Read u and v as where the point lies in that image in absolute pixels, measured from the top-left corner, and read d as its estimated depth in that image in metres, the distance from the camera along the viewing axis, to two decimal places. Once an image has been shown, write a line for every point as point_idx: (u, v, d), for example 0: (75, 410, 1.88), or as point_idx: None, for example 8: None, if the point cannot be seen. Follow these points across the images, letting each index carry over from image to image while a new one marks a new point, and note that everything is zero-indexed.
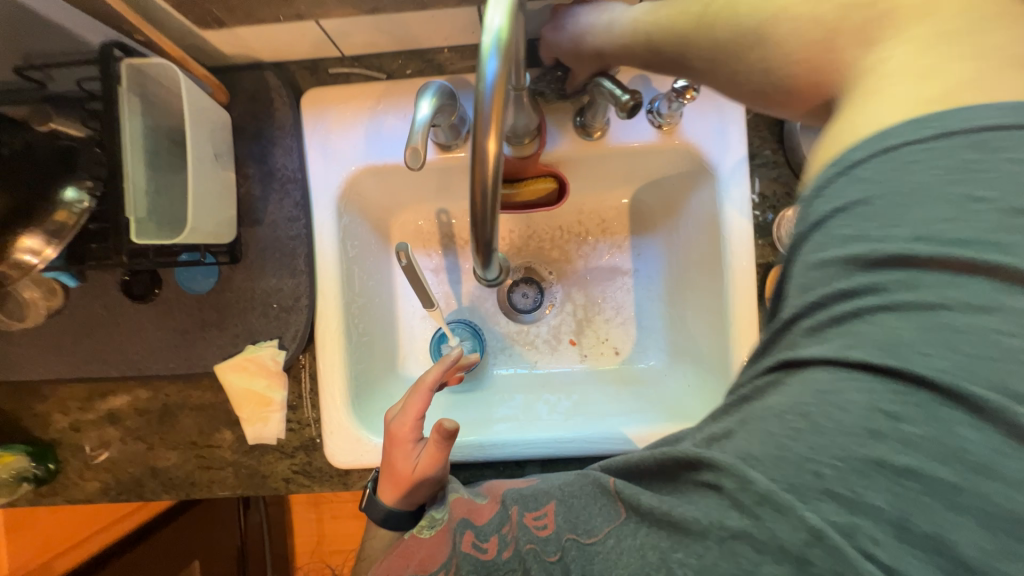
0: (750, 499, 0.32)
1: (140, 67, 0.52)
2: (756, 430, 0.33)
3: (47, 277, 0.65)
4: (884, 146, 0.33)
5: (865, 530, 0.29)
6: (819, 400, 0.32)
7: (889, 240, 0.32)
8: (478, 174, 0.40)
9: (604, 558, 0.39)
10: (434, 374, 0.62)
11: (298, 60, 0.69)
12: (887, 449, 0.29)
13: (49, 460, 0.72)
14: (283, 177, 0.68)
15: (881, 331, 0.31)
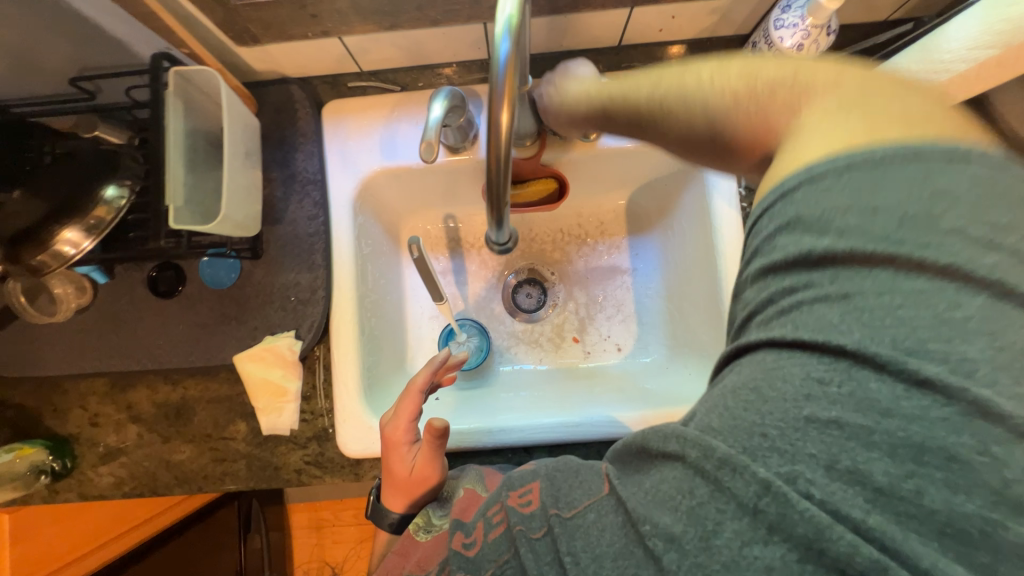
0: (709, 464, 0.35)
1: (186, 74, 0.57)
2: (716, 406, 0.37)
3: (80, 274, 0.70)
4: (814, 174, 0.37)
5: (809, 479, 0.32)
6: (767, 375, 0.35)
7: (820, 241, 0.36)
8: (494, 150, 0.40)
9: (585, 531, 0.40)
10: (423, 376, 0.63)
11: (321, 75, 0.75)
12: (819, 408, 0.32)
13: (66, 455, 0.72)
14: (304, 180, 0.73)
15: (816, 318, 0.34)
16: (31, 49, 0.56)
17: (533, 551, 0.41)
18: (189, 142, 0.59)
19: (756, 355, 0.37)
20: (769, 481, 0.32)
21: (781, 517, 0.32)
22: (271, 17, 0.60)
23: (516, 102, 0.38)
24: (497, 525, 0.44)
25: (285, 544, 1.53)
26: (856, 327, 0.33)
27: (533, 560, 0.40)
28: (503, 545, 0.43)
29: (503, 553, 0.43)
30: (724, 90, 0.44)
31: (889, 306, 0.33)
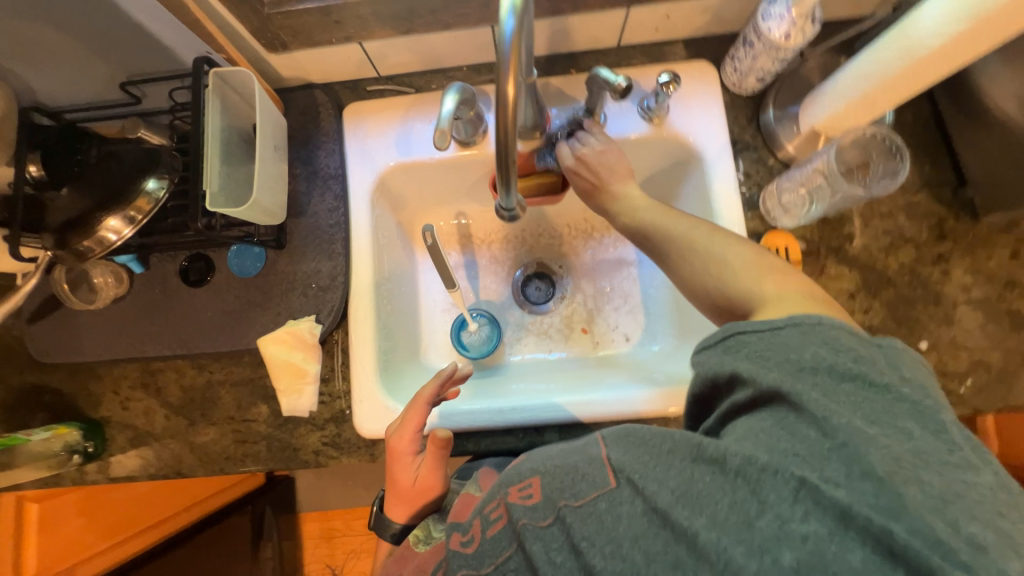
0: (751, 469, 0.39)
1: (224, 76, 0.63)
2: (752, 432, 0.41)
3: (117, 264, 0.75)
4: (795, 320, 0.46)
5: (838, 482, 0.37)
6: (790, 420, 0.41)
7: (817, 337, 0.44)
8: (501, 122, 0.44)
9: (597, 516, 0.43)
10: (430, 389, 0.65)
11: (342, 81, 0.81)
12: (838, 432, 0.38)
13: (98, 437, 0.75)
14: (325, 175, 0.78)
15: (819, 387, 0.41)
16: (88, 56, 0.63)
17: (541, 539, 0.45)
18: (225, 137, 0.64)
19: (750, 415, 0.43)
20: (805, 479, 0.37)
21: (816, 508, 0.36)
22: (299, 25, 0.66)
23: (520, 77, 0.43)
24: (495, 521, 0.48)
25: (297, 554, 1.53)
26: (838, 399, 0.40)
27: (544, 544, 0.44)
28: (505, 540, 0.47)
29: (509, 544, 0.47)
30: (728, 255, 0.59)
31: (851, 394, 0.40)
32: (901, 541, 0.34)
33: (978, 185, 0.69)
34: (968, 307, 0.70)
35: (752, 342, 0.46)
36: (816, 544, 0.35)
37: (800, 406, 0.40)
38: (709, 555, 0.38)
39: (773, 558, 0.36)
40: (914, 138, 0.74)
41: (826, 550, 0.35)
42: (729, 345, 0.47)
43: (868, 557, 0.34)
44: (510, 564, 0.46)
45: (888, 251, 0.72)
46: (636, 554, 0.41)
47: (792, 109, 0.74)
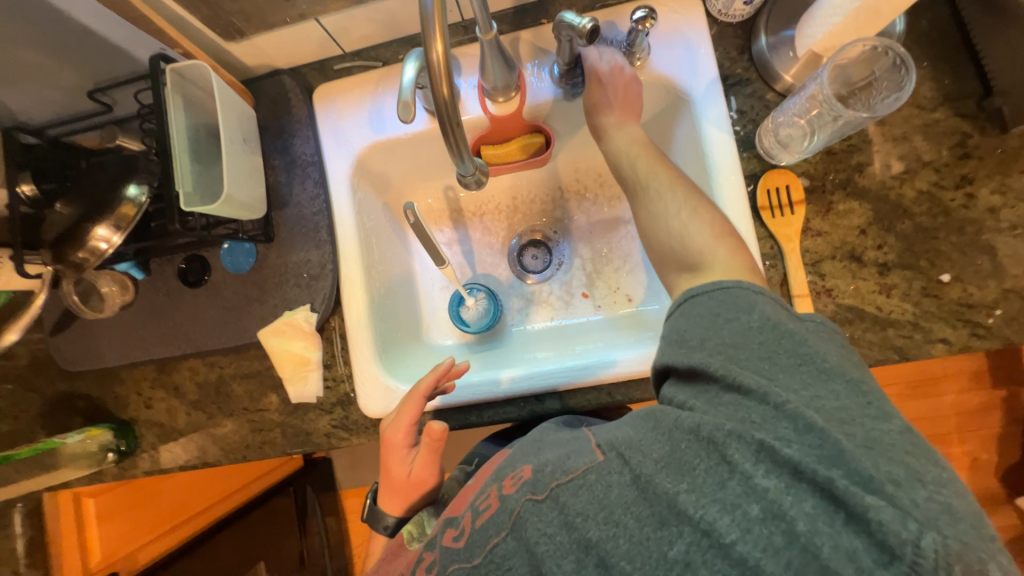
0: (719, 433, 0.41)
1: (181, 71, 0.62)
2: (721, 410, 0.43)
3: (120, 273, 0.78)
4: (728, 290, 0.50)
5: (791, 438, 0.39)
6: (747, 388, 0.43)
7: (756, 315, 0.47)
8: (438, 88, 0.42)
9: (587, 488, 0.44)
10: (428, 381, 0.68)
11: (309, 63, 0.79)
12: (778, 397, 0.41)
13: (129, 436, 0.80)
14: (303, 163, 0.77)
15: (759, 351, 0.45)
16: (54, 67, 0.64)
17: (535, 519, 0.45)
18: (192, 136, 0.65)
19: (695, 385, 0.46)
20: (763, 441, 0.39)
21: (773, 465, 0.38)
22: (250, 7, 0.65)
23: (447, 37, 0.42)
24: (485, 511, 0.49)
25: (341, 529, 1.62)
26: (774, 369, 0.43)
27: (539, 520, 0.44)
28: (492, 528, 0.47)
29: (504, 525, 0.46)
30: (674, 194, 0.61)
31: (789, 364, 0.43)
32: (841, 487, 0.36)
33: (1006, 91, 0.62)
34: (997, 231, 0.63)
35: (694, 319, 0.50)
36: (776, 496, 0.37)
37: (749, 375, 0.43)
38: (688, 513, 0.39)
39: (743, 513, 0.37)
40: (928, 47, 0.66)
41: (784, 500, 0.37)
42: (684, 308, 0.51)
43: (818, 506, 0.36)
44: (499, 551, 0.45)
45: (903, 178, 0.66)
46: (628, 519, 0.41)
47: (785, 33, 0.67)
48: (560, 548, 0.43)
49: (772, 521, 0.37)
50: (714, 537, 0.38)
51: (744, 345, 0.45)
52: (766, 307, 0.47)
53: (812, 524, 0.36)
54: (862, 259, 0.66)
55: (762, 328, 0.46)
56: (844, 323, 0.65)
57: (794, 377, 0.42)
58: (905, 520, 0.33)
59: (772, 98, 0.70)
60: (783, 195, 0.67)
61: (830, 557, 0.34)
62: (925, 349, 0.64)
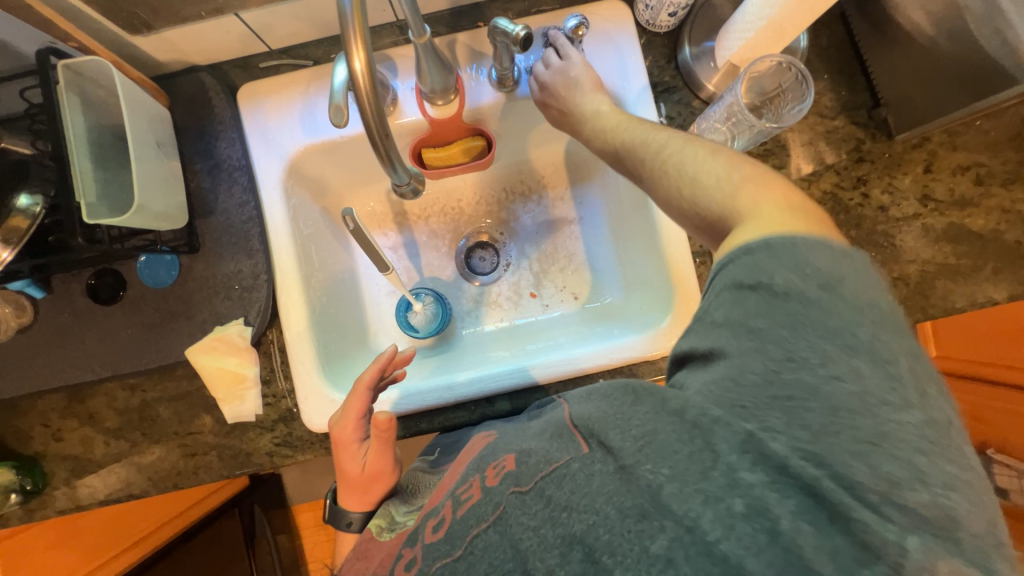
0: (705, 420, 0.42)
1: (76, 68, 0.57)
2: (713, 393, 0.43)
3: (15, 292, 0.69)
4: (755, 249, 0.46)
5: (779, 430, 0.40)
6: (763, 370, 0.42)
7: (787, 274, 0.43)
8: (361, 92, 0.41)
9: (571, 477, 0.47)
10: (371, 373, 0.66)
11: (230, 60, 0.74)
12: (783, 381, 0.41)
13: (36, 473, 0.72)
14: (229, 167, 0.72)
15: (789, 316, 0.42)
16: None
17: (522, 508, 0.47)
18: (93, 140, 0.59)
19: (706, 367, 0.46)
20: (751, 432, 0.40)
21: (759, 459, 0.40)
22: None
23: (368, 40, 0.41)
24: (465, 501, 0.52)
25: (295, 545, 1.54)
26: (797, 338, 0.42)
27: (524, 512, 0.47)
28: (471, 520, 0.49)
29: (484, 518, 0.49)
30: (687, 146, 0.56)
31: (814, 329, 0.41)
32: (825, 486, 0.38)
33: (891, 102, 0.70)
34: (888, 225, 0.72)
35: (720, 295, 0.47)
36: (760, 493, 0.39)
37: (771, 346, 0.42)
38: (671, 507, 0.41)
39: (726, 507, 0.40)
40: (829, 61, 0.73)
41: (768, 497, 0.39)
42: (715, 274, 0.48)
43: (801, 504, 0.38)
44: (479, 542, 0.48)
45: (811, 179, 0.73)
46: (609, 510, 0.43)
47: (707, 44, 0.72)
48: (545, 543, 0.45)
49: (754, 518, 0.39)
50: (697, 534, 0.40)
51: (763, 317, 0.43)
52: (795, 267, 0.43)
53: (795, 523, 0.38)
54: None
55: (789, 295, 0.43)
56: None
57: (817, 344, 0.41)
58: (889, 525, 0.36)
59: (698, 105, 0.74)
60: None
61: (811, 558, 0.37)
62: None
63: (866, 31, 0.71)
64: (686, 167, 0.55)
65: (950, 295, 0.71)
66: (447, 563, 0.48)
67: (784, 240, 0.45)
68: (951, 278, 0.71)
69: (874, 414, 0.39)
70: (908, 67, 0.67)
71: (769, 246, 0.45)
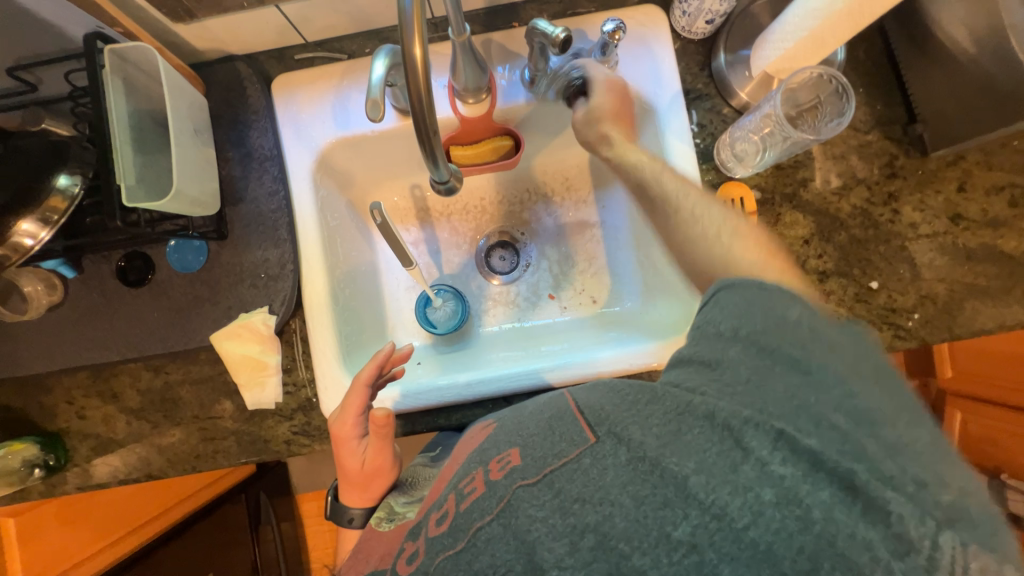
0: (736, 420, 0.44)
1: (122, 53, 0.57)
2: (740, 396, 0.45)
3: (47, 270, 0.70)
4: (755, 283, 0.52)
5: (809, 431, 0.42)
6: (792, 385, 0.46)
7: (780, 306, 0.49)
8: (414, 88, 0.42)
9: (583, 471, 0.46)
10: (368, 370, 0.67)
11: (266, 51, 0.75)
12: (806, 398, 0.45)
13: (58, 449, 0.73)
14: (260, 156, 0.73)
15: (789, 345, 0.47)
16: None
17: (531, 498, 0.46)
18: (134, 124, 0.60)
19: (715, 373, 0.48)
20: (784, 431, 0.42)
21: (792, 455, 0.42)
22: None
23: (427, 39, 0.41)
24: (469, 494, 0.50)
25: (298, 534, 1.55)
26: (806, 363, 0.47)
27: (532, 503, 0.46)
28: (476, 512, 0.48)
29: (490, 510, 0.47)
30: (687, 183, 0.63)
31: (821, 351, 0.47)
32: (862, 479, 0.39)
33: (926, 119, 0.69)
34: (918, 241, 0.71)
35: (728, 311, 0.51)
36: (792, 485, 0.41)
37: (783, 364, 0.46)
38: (699, 497, 0.42)
39: (756, 496, 0.41)
40: (865, 75, 0.73)
41: (801, 488, 0.40)
42: (715, 299, 0.53)
43: (834, 496, 0.40)
44: (482, 534, 0.46)
45: (841, 193, 0.72)
46: (625, 500, 0.44)
47: (742, 52, 0.71)
48: (554, 532, 0.44)
49: (785, 507, 0.40)
50: (725, 521, 0.41)
51: (771, 334, 0.48)
52: (797, 307, 0.50)
53: (826, 511, 0.39)
54: (805, 266, 0.72)
55: (799, 323, 0.49)
56: None
57: (826, 368, 0.46)
58: (924, 517, 0.38)
59: (730, 114, 0.74)
60: (737, 206, 0.71)
61: (844, 547, 0.38)
62: None
63: (905, 45, 0.70)
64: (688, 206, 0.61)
65: (977, 315, 0.70)
66: (449, 555, 0.46)
67: (771, 285, 0.52)
68: (979, 298, 0.70)
69: (891, 427, 0.44)
70: (946, 83, 0.66)
71: (755, 284, 0.52)
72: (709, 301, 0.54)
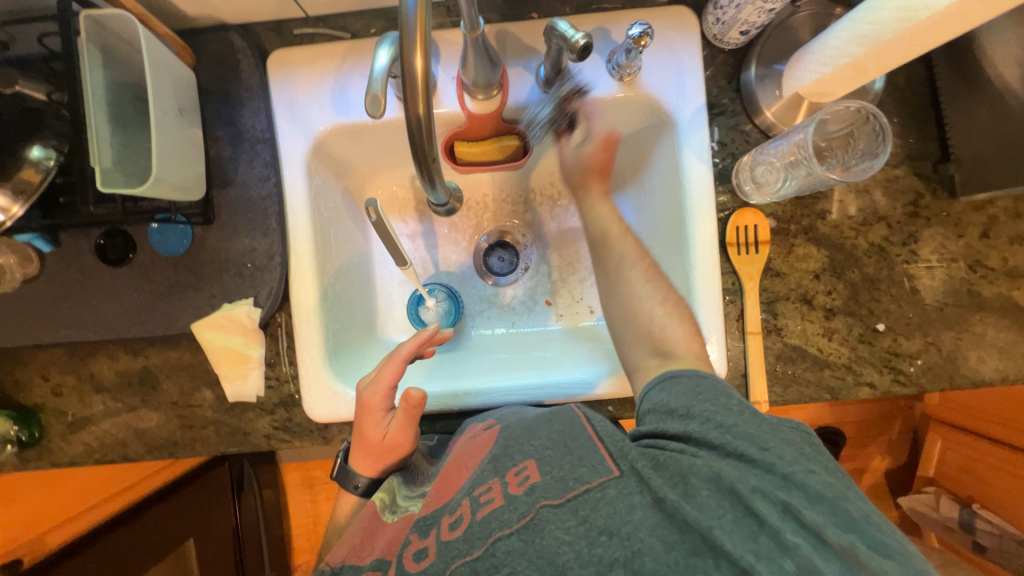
0: (744, 485, 0.46)
1: (100, 20, 0.53)
2: (733, 463, 0.48)
3: (22, 243, 0.67)
4: (698, 371, 0.57)
5: (807, 501, 0.45)
6: (773, 448, 0.48)
7: (729, 391, 0.54)
8: (412, 108, 0.40)
9: (607, 501, 0.49)
10: (411, 346, 0.65)
11: (263, 22, 0.69)
12: (790, 465, 0.47)
13: (33, 425, 0.72)
14: (252, 138, 0.69)
15: (754, 420, 0.51)
16: None
17: (556, 518, 0.49)
18: (113, 98, 0.56)
19: (690, 444, 0.51)
20: (789, 502, 0.45)
21: (799, 526, 0.44)
22: None
23: (429, 41, 0.38)
24: (486, 503, 0.52)
25: (280, 502, 1.55)
26: (770, 428, 0.50)
27: (557, 525, 0.48)
28: (495, 522, 0.50)
29: (510, 523, 0.50)
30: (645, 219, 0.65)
31: (777, 430, 0.50)
32: (863, 552, 0.42)
33: (960, 158, 0.65)
34: (929, 285, 0.68)
35: (677, 395, 0.55)
36: (807, 556, 0.42)
37: (752, 435, 0.49)
38: (724, 549, 0.44)
39: (779, 565, 0.42)
40: (901, 103, 0.68)
41: (815, 560, 0.42)
42: (664, 382, 0.57)
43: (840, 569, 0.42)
44: (502, 545, 0.49)
45: (859, 229, 0.69)
46: (653, 541, 0.46)
47: (775, 67, 0.66)
48: (581, 557, 0.46)
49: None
50: None
51: (729, 414, 0.51)
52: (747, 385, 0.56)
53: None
54: (812, 302, 0.69)
55: (743, 407, 0.52)
56: (787, 361, 0.69)
57: (788, 437, 0.50)
58: None
59: (753, 134, 0.69)
60: (750, 233, 0.68)
61: None
62: (853, 390, 0.69)
63: (948, 76, 0.65)
64: None
65: (980, 365, 0.68)
66: (466, 561, 0.49)
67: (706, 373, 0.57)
68: (985, 348, 0.68)
69: (856, 494, 0.47)
70: (987, 122, 0.62)
71: (694, 376, 0.56)
72: (653, 385, 0.58)
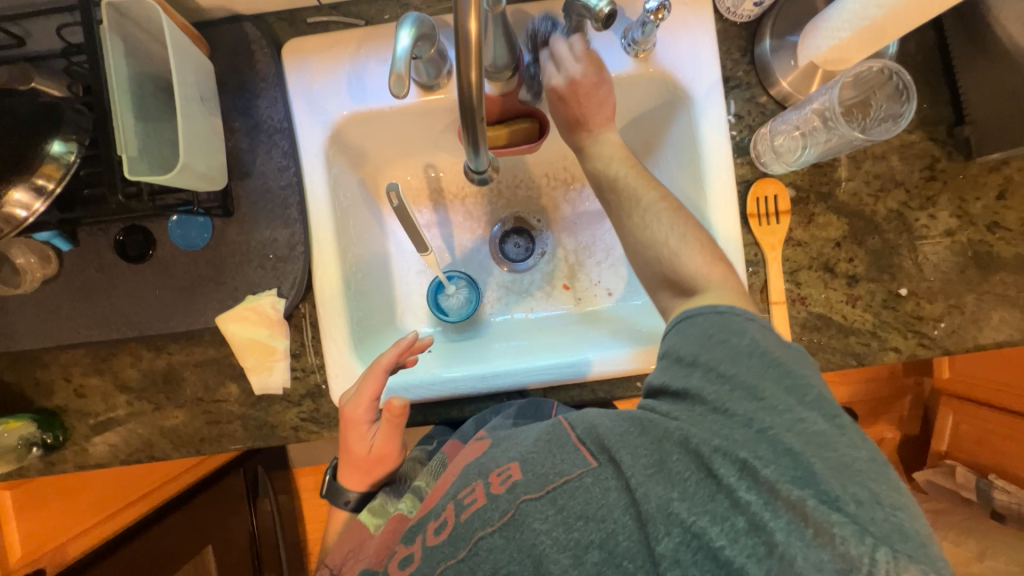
0: (705, 448, 0.45)
1: (121, 7, 0.52)
2: (708, 426, 0.46)
3: (41, 242, 0.66)
4: (715, 308, 0.53)
5: (769, 459, 0.43)
6: (755, 406, 0.45)
7: (745, 334, 0.50)
8: (464, 73, 0.41)
9: (584, 489, 0.47)
10: (389, 357, 0.65)
11: (276, 12, 0.70)
12: (764, 423, 0.45)
13: (57, 428, 0.71)
14: (270, 128, 0.69)
15: (747, 376, 0.47)
16: None
17: (536, 512, 0.47)
18: (136, 87, 0.56)
19: (682, 404, 0.49)
20: (746, 460, 0.43)
21: (753, 483, 0.42)
22: None
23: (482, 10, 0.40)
24: (470, 505, 0.50)
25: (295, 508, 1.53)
26: (764, 384, 0.46)
27: (536, 518, 0.47)
28: (477, 522, 0.49)
29: (492, 521, 0.48)
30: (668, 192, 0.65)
31: (778, 382, 0.46)
32: (811, 506, 0.40)
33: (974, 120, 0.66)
34: (948, 247, 0.69)
35: (688, 338, 0.53)
36: (757, 510, 0.41)
37: (742, 393, 0.47)
38: (681, 516, 0.43)
39: (732, 523, 0.42)
40: (912, 70, 0.69)
41: (763, 513, 0.41)
42: (680, 325, 0.55)
43: (791, 522, 0.40)
44: (484, 544, 0.48)
45: (877, 195, 0.69)
46: (625, 518, 0.45)
47: (788, 39, 0.67)
48: (559, 544, 0.46)
49: (755, 532, 0.41)
50: (704, 541, 0.42)
51: (732, 364, 0.48)
52: (764, 333, 0.50)
53: (788, 536, 0.39)
54: (835, 270, 0.69)
55: (753, 351, 0.49)
56: (812, 329, 0.69)
57: (783, 394, 0.46)
58: (865, 538, 0.38)
59: (768, 105, 0.70)
60: (771, 203, 0.69)
61: (801, 566, 0.38)
62: (879, 355, 0.69)
63: (959, 40, 0.66)
64: (655, 230, 0.63)
65: (1002, 325, 0.68)
66: (452, 564, 0.48)
67: (733, 312, 0.52)
68: (1007, 308, 0.68)
69: (843, 447, 0.43)
70: (1001, 83, 0.62)
71: (710, 309, 0.53)
72: (669, 329, 0.56)
